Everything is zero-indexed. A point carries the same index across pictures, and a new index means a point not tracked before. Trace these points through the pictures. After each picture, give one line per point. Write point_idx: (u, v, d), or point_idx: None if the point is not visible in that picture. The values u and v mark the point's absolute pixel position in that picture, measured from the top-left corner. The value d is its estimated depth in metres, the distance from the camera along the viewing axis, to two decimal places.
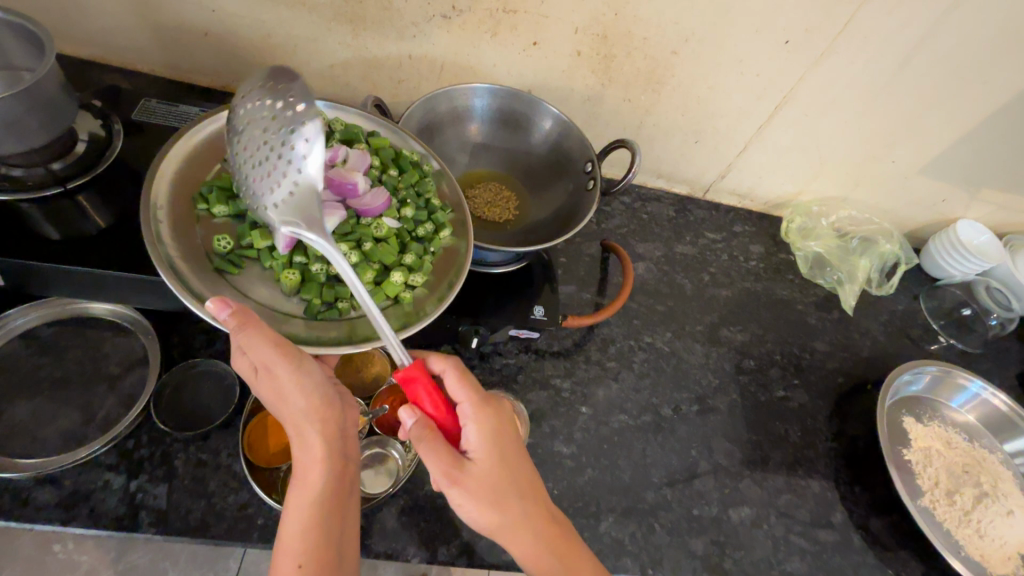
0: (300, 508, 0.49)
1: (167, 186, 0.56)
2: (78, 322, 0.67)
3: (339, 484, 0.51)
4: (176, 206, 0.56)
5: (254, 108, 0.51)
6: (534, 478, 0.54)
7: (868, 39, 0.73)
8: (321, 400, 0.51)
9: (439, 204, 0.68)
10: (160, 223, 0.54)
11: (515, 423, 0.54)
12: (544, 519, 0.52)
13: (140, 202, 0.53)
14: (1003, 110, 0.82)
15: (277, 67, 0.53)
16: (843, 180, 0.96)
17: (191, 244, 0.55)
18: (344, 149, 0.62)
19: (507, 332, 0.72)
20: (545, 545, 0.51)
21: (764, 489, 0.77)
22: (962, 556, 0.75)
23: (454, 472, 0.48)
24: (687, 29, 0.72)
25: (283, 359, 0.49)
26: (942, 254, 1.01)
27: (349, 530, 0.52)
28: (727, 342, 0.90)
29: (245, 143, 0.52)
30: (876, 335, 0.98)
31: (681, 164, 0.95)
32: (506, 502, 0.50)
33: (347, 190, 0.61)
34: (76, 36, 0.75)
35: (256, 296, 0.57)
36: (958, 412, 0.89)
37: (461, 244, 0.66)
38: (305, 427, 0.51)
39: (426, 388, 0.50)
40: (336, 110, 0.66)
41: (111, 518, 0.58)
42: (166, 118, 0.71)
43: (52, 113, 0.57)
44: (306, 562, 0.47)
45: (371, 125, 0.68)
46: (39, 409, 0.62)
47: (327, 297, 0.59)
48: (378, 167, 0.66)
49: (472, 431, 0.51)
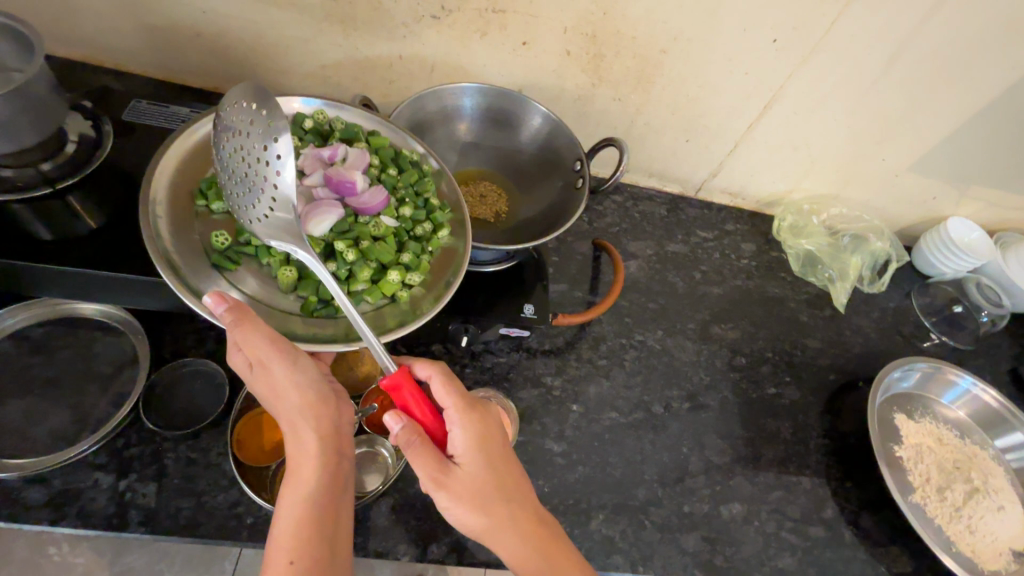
0: (293, 504, 0.49)
1: (167, 183, 0.57)
2: (69, 322, 0.68)
3: (332, 482, 0.51)
4: (176, 202, 0.57)
5: (235, 121, 0.52)
6: (521, 481, 0.54)
7: (855, 38, 0.74)
8: (315, 397, 0.52)
9: (438, 204, 0.68)
10: (159, 218, 0.54)
11: (501, 426, 0.55)
12: (531, 521, 0.53)
13: (139, 197, 0.53)
14: (991, 107, 0.82)
15: (248, 84, 0.52)
16: (832, 178, 0.96)
17: (190, 240, 0.56)
18: (343, 149, 0.62)
19: (496, 332, 0.73)
20: (532, 547, 0.51)
21: (756, 486, 0.78)
22: (953, 551, 0.75)
23: (442, 477, 0.49)
24: (675, 28, 0.73)
25: (278, 354, 0.50)
26: (933, 252, 1.02)
27: (342, 528, 0.52)
28: (719, 340, 0.90)
29: (227, 154, 0.53)
30: (867, 331, 0.98)
31: (673, 163, 0.95)
32: (493, 505, 0.50)
33: (345, 189, 0.61)
34: (69, 38, 0.75)
35: (253, 292, 0.57)
36: (949, 409, 0.89)
37: (460, 244, 0.66)
38: (299, 424, 0.51)
39: (413, 394, 0.50)
40: (337, 110, 0.67)
41: (100, 517, 0.58)
42: (156, 118, 0.71)
43: (42, 113, 0.57)
44: (297, 559, 0.47)
45: (371, 124, 0.68)
46: (30, 409, 0.62)
47: (324, 294, 0.58)
48: (377, 166, 0.66)
49: (458, 436, 0.51)
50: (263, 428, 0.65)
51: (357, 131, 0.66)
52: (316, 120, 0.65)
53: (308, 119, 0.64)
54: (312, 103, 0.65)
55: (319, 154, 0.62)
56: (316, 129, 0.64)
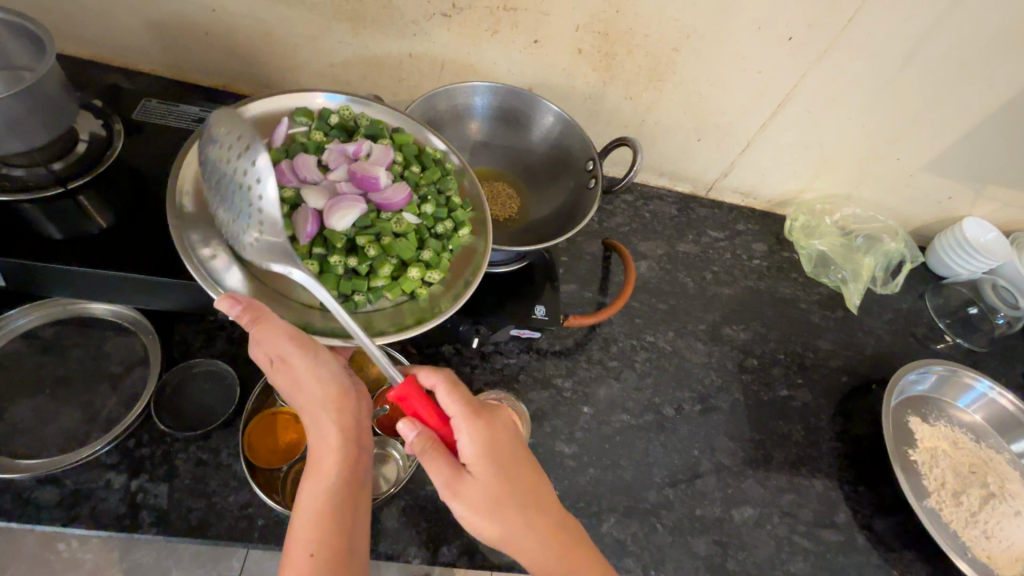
0: (314, 496, 0.49)
1: (194, 172, 0.57)
2: (79, 322, 0.68)
3: (353, 475, 0.51)
4: (203, 192, 0.57)
5: (219, 146, 0.52)
6: (535, 485, 0.53)
7: (872, 35, 0.72)
8: (337, 389, 0.52)
9: (460, 203, 0.66)
10: (185, 209, 0.55)
11: (511, 430, 0.54)
12: (548, 529, 0.51)
13: (166, 191, 0.54)
14: (1007, 107, 0.81)
15: (225, 118, 0.53)
16: (846, 178, 0.95)
17: (215, 230, 0.56)
18: (367, 145, 0.62)
19: (507, 332, 0.72)
20: (549, 550, 0.51)
21: (767, 489, 0.77)
22: (968, 557, 0.74)
23: (453, 483, 0.49)
24: (688, 26, 0.72)
25: (300, 348, 0.50)
26: (947, 252, 1.00)
27: (363, 522, 0.52)
28: (730, 342, 0.89)
29: (215, 179, 0.52)
30: (879, 333, 0.97)
31: (683, 163, 0.94)
32: (505, 510, 0.50)
33: (368, 184, 0.60)
34: (80, 37, 0.75)
35: (274, 284, 0.57)
36: (964, 413, 0.88)
37: (482, 246, 0.65)
38: (321, 416, 0.51)
39: (422, 402, 0.50)
40: (362, 106, 0.67)
41: (112, 517, 0.58)
42: (165, 117, 0.70)
43: (54, 113, 0.57)
44: (317, 551, 0.47)
45: (397, 121, 0.68)
46: (41, 409, 0.62)
47: (343, 289, 0.58)
48: (400, 163, 0.65)
49: (467, 443, 0.50)
50: (279, 426, 0.65)
51: (382, 128, 0.65)
52: (343, 116, 0.65)
53: (333, 115, 0.64)
54: (335, 99, 0.65)
55: (343, 149, 0.61)
56: (342, 125, 0.64)
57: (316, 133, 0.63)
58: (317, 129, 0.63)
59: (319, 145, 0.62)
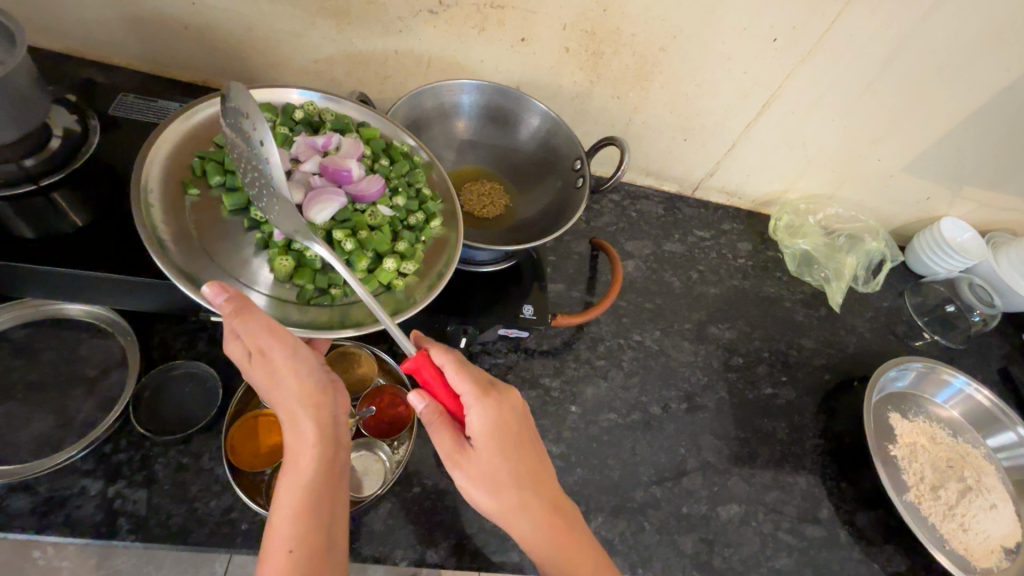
0: (292, 491, 0.48)
1: (159, 171, 0.55)
2: (53, 322, 0.66)
3: (330, 471, 0.51)
4: (168, 191, 0.54)
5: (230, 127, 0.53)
6: (535, 466, 0.53)
7: (855, 38, 0.73)
8: (314, 385, 0.51)
9: (429, 194, 0.66)
10: (152, 208, 0.52)
11: (518, 412, 0.53)
12: (544, 508, 0.53)
13: (130, 185, 0.51)
14: (983, 110, 0.82)
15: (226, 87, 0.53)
16: (828, 179, 0.97)
17: (185, 229, 0.53)
18: (337, 137, 0.61)
19: (495, 332, 0.72)
20: (543, 531, 0.52)
21: (753, 486, 0.78)
22: (946, 550, 0.76)
23: (455, 456, 0.50)
24: (675, 26, 0.72)
25: (279, 344, 0.48)
26: (926, 252, 1.03)
27: (339, 518, 0.51)
28: (715, 341, 0.90)
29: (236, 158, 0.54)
30: (861, 332, 0.98)
31: (669, 163, 0.95)
32: (502, 488, 0.51)
33: (342, 177, 0.59)
34: (53, 28, 0.73)
35: (245, 278, 0.54)
36: (942, 408, 0.90)
37: (453, 237, 0.64)
38: (297, 412, 0.50)
39: (435, 376, 0.51)
40: (324, 101, 0.65)
41: (88, 525, 0.57)
42: (142, 112, 0.68)
43: (27, 108, 0.55)
44: (295, 546, 0.46)
45: (363, 117, 0.66)
46: (13, 414, 0.60)
47: (323, 283, 0.57)
48: (369, 157, 0.64)
49: (473, 421, 0.50)
50: (262, 429, 0.64)
51: (347, 122, 0.64)
52: (306, 112, 0.64)
53: (298, 110, 0.63)
54: (306, 95, 0.64)
55: (312, 142, 0.61)
56: (306, 121, 0.63)
57: (281, 127, 0.61)
58: (282, 124, 0.61)
59: (285, 138, 0.60)
